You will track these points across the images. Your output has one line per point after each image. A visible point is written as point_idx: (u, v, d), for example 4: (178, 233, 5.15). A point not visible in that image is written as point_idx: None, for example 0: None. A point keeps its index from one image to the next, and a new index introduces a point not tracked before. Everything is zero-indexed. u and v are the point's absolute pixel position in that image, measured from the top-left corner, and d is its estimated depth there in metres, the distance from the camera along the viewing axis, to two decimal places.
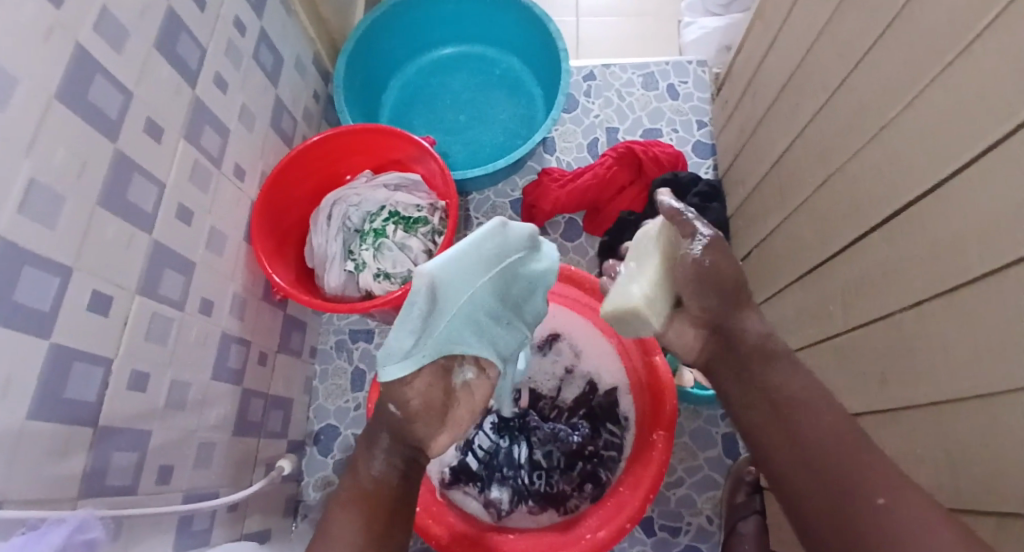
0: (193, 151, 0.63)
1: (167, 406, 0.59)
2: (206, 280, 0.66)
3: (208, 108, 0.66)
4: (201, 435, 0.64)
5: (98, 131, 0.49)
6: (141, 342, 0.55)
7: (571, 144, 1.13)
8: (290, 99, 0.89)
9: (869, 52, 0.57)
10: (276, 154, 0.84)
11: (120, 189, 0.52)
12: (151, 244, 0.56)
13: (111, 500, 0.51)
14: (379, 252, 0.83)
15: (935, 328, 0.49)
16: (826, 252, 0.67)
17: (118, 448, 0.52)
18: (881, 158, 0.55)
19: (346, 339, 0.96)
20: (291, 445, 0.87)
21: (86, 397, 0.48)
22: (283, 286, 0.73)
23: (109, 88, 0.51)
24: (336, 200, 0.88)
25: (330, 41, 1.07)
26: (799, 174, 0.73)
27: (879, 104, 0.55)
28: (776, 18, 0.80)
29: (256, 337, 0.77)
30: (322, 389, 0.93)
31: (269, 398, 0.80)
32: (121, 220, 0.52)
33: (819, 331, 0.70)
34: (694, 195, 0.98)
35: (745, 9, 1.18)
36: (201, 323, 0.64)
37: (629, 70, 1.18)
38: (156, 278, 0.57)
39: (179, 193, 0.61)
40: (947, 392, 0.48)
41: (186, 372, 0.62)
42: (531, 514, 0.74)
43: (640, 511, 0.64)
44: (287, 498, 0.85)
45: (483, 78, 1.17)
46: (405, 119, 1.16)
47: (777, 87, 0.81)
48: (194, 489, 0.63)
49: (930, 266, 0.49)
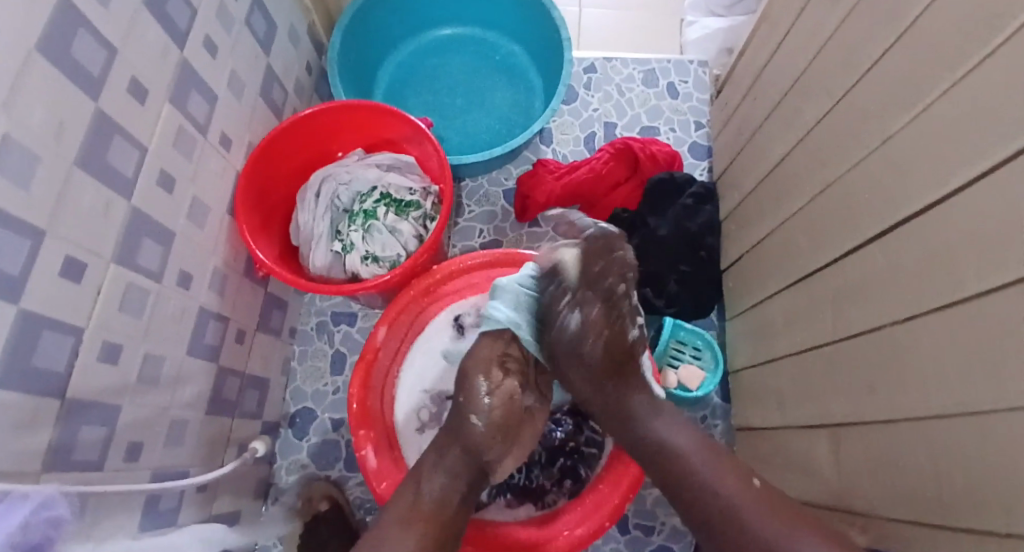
0: (179, 116, 0.60)
1: (139, 382, 0.56)
2: (186, 253, 0.63)
3: (196, 72, 0.63)
4: (173, 413, 0.62)
5: (79, 88, 0.46)
6: (116, 315, 0.52)
7: (567, 137, 1.12)
8: (282, 69, 0.86)
9: (878, 63, 0.56)
10: (265, 126, 0.81)
11: (99, 151, 0.49)
12: (129, 211, 0.53)
13: (76, 476, 0.48)
14: (368, 234, 0.81)
15: (925, 345, 0.49)
16: (819, 262, 0.67)
17: (86, 423, 0.49)
18: (882, 172, 0.55)
19: (328, 321, 0.94)
20: (265, 426, 0.85)
21: (56, 367, 0.45)
22: (266, 263, 0.70)
23: (93, 43, 0.48)
24: (326, 177, 0.85)
25: (326, 11, 1.03)
26: (796, 181, 0.73)
27: (885, 117, 0.55)
28: (783, 22, 0.80)
29: (235, 315, 0.74)
30: (300, 371, 0.91)
31: (245, 378, 0.78)
32: (99, 183, 0.49)
33: (807, 341, 0.70)
34: (688, 196, 0.98)
35: (748, 11, 1.14)
36: (178, 298, 0.62)
37: (630, 66, 1.16)
38: (133, 248, 0.54)
39: (161, 159, 0.58)
40: (936, 408, 0.48)
41: (159, 348, 0.59)
42: (509, 507, 0.72)
43: (619, 509, 0.65)
44: (258, 480, 0.83)
45: (482, 62, 1.15)
46: (400, 100, 1.13)
47: (779, 91, 0.80)
48: (163, 467, 0.61)
49: (926, 282, 0.49)
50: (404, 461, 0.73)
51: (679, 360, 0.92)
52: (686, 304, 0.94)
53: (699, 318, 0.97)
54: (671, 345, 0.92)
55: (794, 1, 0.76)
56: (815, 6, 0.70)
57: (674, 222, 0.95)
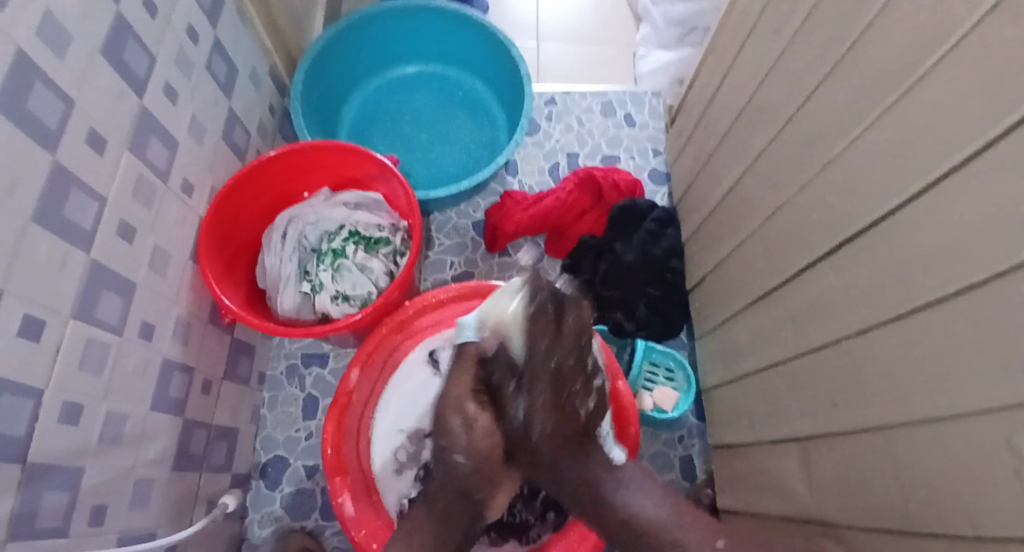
0: (139, 164, 0.59)
1: (101, 441, 0.53)
2: (148, 303, 0.61)
3: (156, 119, 0.62)
4: (138, 472, 0.59)
5: (35, 141, 0.45)
6: (75, 372, 0.50)
7: (532, 167, 1.14)
8: (244, 112, 0.86)
9: (816, 95, 0.61)
10: (227, 169, 0.80)
11: (56, 205, 0.47)
12: (88, 264, 0.52)
13: (36, 547, 0.45)
14: (338, 273, 0.80)
15: (881, 357, 0.52)
16: (778, 280, 0.70)
17: (47, 488, 0.46)
18: (829, 195, 0.59)
19: (298, 364, 0.92)
20: (235, 479, 0.81)
21: (14, 432, 0.43)
22: (232, 309, 0.68)
23: (49, 95, 0.47)
24: (291, 218, 0.84)
25: (287, 53, 1.04)
26: (750, 204, 0.77)
27: (825, 146, 0.59)
28: (728, 56, 0.85)
29: (200, 364, 0.72)
30: (270, 418, 0.88)
31: (213, 429, 0.75)
32: (57, 237, 0.48)
33: (772, 357, 0.73)
34: (652, 220, 1.01)
35: (697, 43, 1.22)
36: (140, 350, 0.59)
37: (588, 98, 1.21)
38: (92, 300, 0.52)
39: (120, 209, 0.56)
40: (898, 416, 0.50)
41: (122, 405, 0.57)
42: (493, 546, 0.71)
43: (606, 539, 0.64)
44: (229, 537, 0.79)
45: (445, 98, 1.17)
46: (364, 137, 1.14)
47: (728, 121, 0.84)
48: (128, 530, 0.58)
49: (876, 296, 0.52)
50: (388, 506, 0.70)
51: (653, 381, 0.95)
52: (658, 325, 0.96)
53: (669, 339, 0.99)
54: (643, 368, 0.95)
55: (736, 38, 0.81)
56: (755, 41, 0.75)
57: (641, 247, 0.98)
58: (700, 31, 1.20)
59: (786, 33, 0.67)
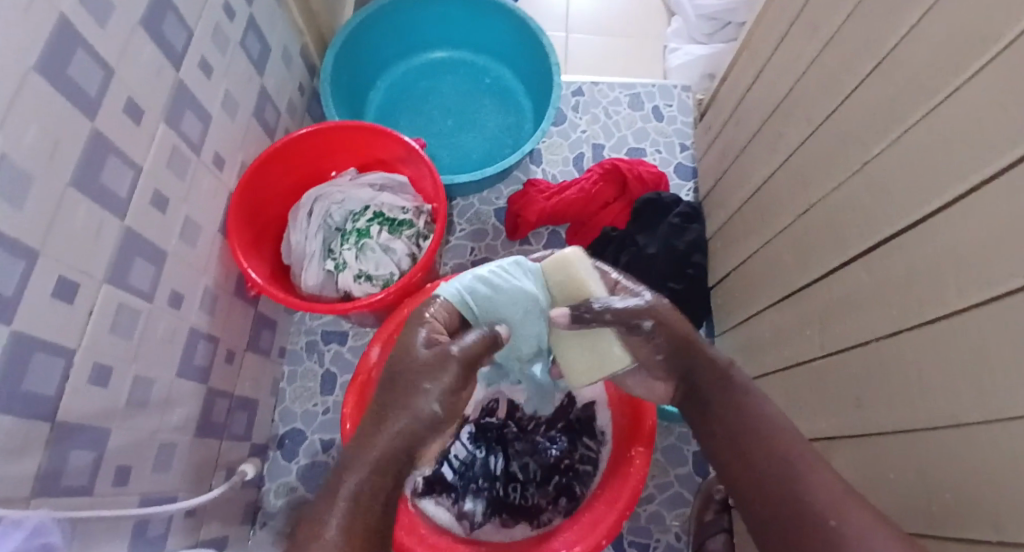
0: (173, 135, 0.60)
1: (129, 403, 0.55)
2: (178, 272, 0.62)
3: (191, 93, 0.63)
4: (162, 436, 0.61)
5: (76, 108, 0.46)
6: (106, 335, 0.51)
7: (557, 157, 1.14)
8: (275, 90, 0.87)
9: (855, 89, 0.59)
10: (257, 145, 0.81)
11: (93, 172, 0.48)
12: (123, 230, 0.53)
13: (64, 502, 0.47)
14: (361, 252, 0.81)
15: (910, 358, 0.51)
16: (805, 278, 0.69)
17: (75, 446, 0.48)
18: (863, 191, 0.57)
19: (318, 340, 0.93)
20: (253, 449, 0.83)
21: (45, 389, 0.44)
22: (258, 282, 0.69)
23: (90, 62, 0.48)
24: (318, 197, 0.85)
25: (319, 34, 1.05)
26: (779, 201, 0.76)
27: (860, 141, 0.58)
28: (764, 49, 0.83)
29: (225, 335, 0.73)
30: (289, 391, 0.90)
31: (234, 399, 0.76)
32: (93, 203, 0.49)
33: (796, 356, 0.72)
34: (676, 215, 1.00)
35: (729, 39, 1.20)
36: (169, 317, 0.61)
37: (616, 89, 1.20)
38: (125, 265, 0.53)
39: (155, 179, 0.57)
40: (925, 418, 0.49)
41: (150, 370, 0.58)
42: (504, 527, 0.72)
43: (616, 527, 0.64)
44: (246, 505, 0.81)
45: (473, 85, 1.17)
46: (391, 120, 1.15)
47: (761, 116, 0.83)
48: (150, 492, 0.59)
49: (908, 295, 0.51)
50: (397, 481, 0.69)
51: None
52: None
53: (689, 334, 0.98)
54: None
55: (773, 31, 0.80)
56: (793, 34, 0.73)
57: (664, 240, 0.97)
58: (733, 27, 1.19)
59: (826, 26, 0.65)
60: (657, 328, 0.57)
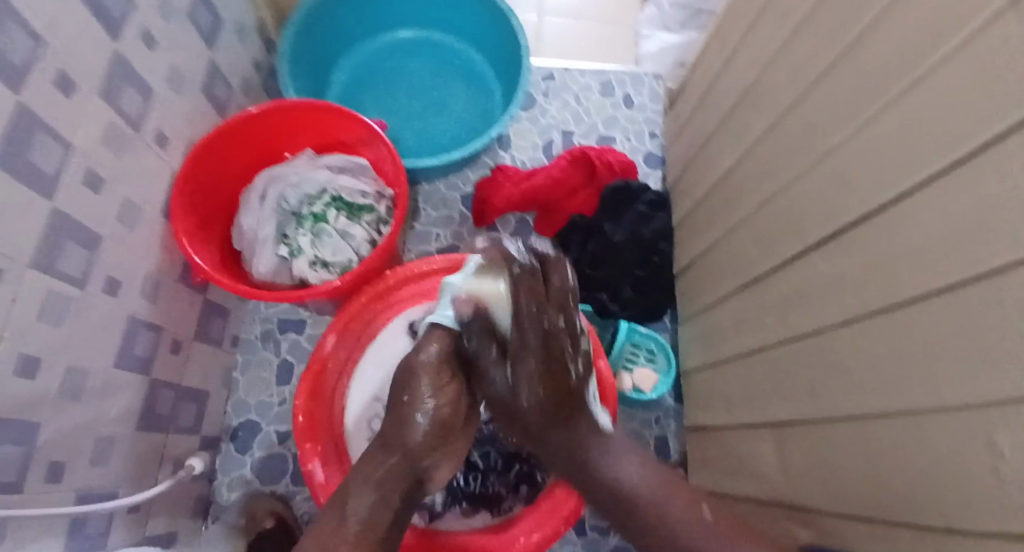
0: (110, 110, 0.56)
1: (61, 395, 0.52)
2: (115, 257, 0.59)
3: (131, 65, 0.59)
4: (99, 430, 0.58)
5: (1, 78, 0.43)
6: (34, 323, 0.48)
7: (525, 143, 1.12)
8: (227, 65, 0.82)
9: (820, 80, 0.59)
10: (206, 123, 0.77)
11: (19, 148, 0.45)
12: (51, 211, 0.49)
13: None
14: (318, 238, 0.78)
15: (864, 350, 0.51)
16: (765, 268, 0.69)
17: (3, 441, 0.45)
18: (825, 183, 0.57)
19: (274, 329, 0.90)
20: (204, 441, 0.80)
21: None
22: (204, 268, 0.66)
23: (18, 30, 0.44)
24: (272, 178, 0.82)
25: (277, 7, 0.99)
26: (744, 191, 0.76)
27: (824, 134, 0.58)
28: (733, 38, 0.82)
29: (170, 324, 0.69)
30: (243, 382, 0.87)
31: (181, 390, 0.73)
32: (18, 181, 0.45)
33: (753, 345, 0.72)
34: (642, 203, 0.99)
35: (700, 27, 1.19)
36: (105, 304, 0.57)
37: (587, 75, 1.18)
38: (55, 249, 0.50)
39: (88, 157, 0.54)
40: (876, 409, 0.50)
41: (84, 359, 0.55)
42: (464, 516, 0.71)
43: (575, 515, 0.65)
44: (196, 499, 0.78)
45: (440, 67, 1.14)
46: (354, 101, 1.11)
47: (729, 105, 0.82)
48: (87, 488, 0.56)
49: (864, 289, 0.51)
50: (349, 456, 0.71)
51: (634, 364, 0.94)
52: (644, 307, 0.96)
53: (653, 321, 0.98)
54: (626, 349, 0.94)
55: (743, 19, 0.79)
56: (762, 23, 0.72)
57: (629, 228, 0.97)
58: (706, 15, 1.18)
59: (794, 16, 0.64)
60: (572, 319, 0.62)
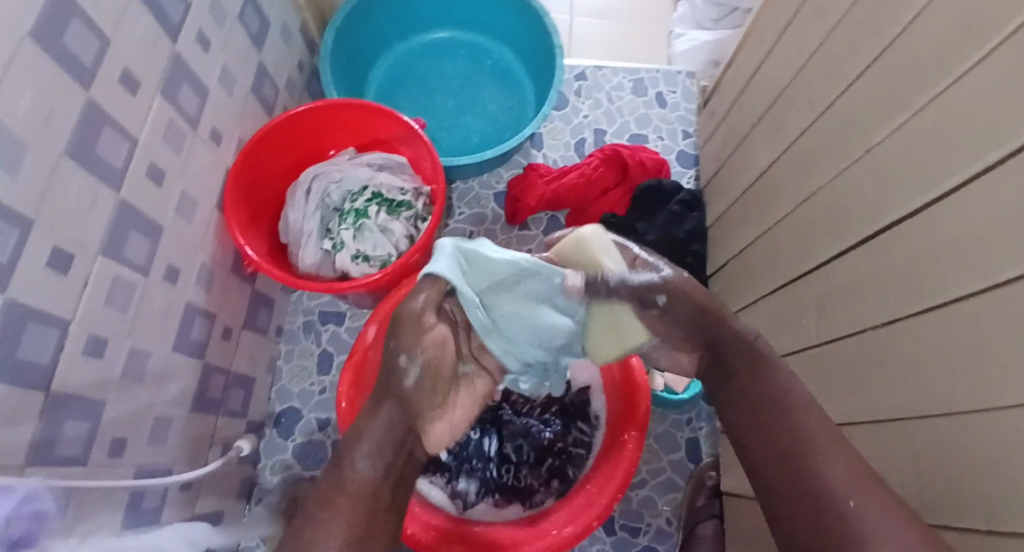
0: (169, 109, 0.60)
1: (124, 376, 0.55)
2: (174, 247, 0.62)
3: (187, 65, 0.62)
4: (157, 410, 0.61)
5: (71, 77, 0.46)
6: (102, 307, 0.51)
7: (558, 142, 1.13)
8: (274, 66, 0.86)
9: (860, 76, 0.58)
10: (255, 122, 0.81)
11: (87, 143, 0.48)
12: (118, 202, 0.52)
13: (59, 471, 0.47)
14: (359, 232, 0.80)
15: (906, 347, 0.50)
16: (803, 267, 0.69)
17: (70, 416, 0.48)
18: (865, 179, 0.57)
19: (315, 320, 0.93)
20: (250, 425, 0.83)
21: (41, 358, 0.45)
22: (255, 259, 0.69)
23: (86, 32, 0.47)
24: (316, 175, 0.85)
25: (319, 11, 1.03)
26: (781, 188, 0.75)
27: (864, 130, 0.57)
28: (770, 34, 0.81)
29: (222, 312, 0.73)
30: (287, 370, 0.90)
31: (231, 376, 0.77)
32: (87, 174, 0.48)
33: (792, 343, 0.72)
34: (677, 202, 0.99)
35: (736, 25, 1.17)
36: (165, 292, 0.61)
37: (619, 74, 1.18)
38: (121, 239, 0.53)
39: (150, 152, 0.57)
40: (917, 407, 0.49)
41: (146, 343, 0.58)
42: (497, 507, 0.73)
43: (607, 511, 0.65)
44: (242, 481, 0.82)
45: (473, 67, 1.16)
46: (391, 100, 1.14)
47: (765, 104, 0.82)
48: (146, 464, 0.60)
49: (904, 285, 0.51)
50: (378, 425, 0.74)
51: None
52: None
53: None
54: None
55: (779, 16, 0.78)
56: (800, 18, 0.72)
57: (662, 228, 0.96)
58: (740, 12, 1.16)
59: (832, 12, 0.64)
60: (673, 305, 0.57)
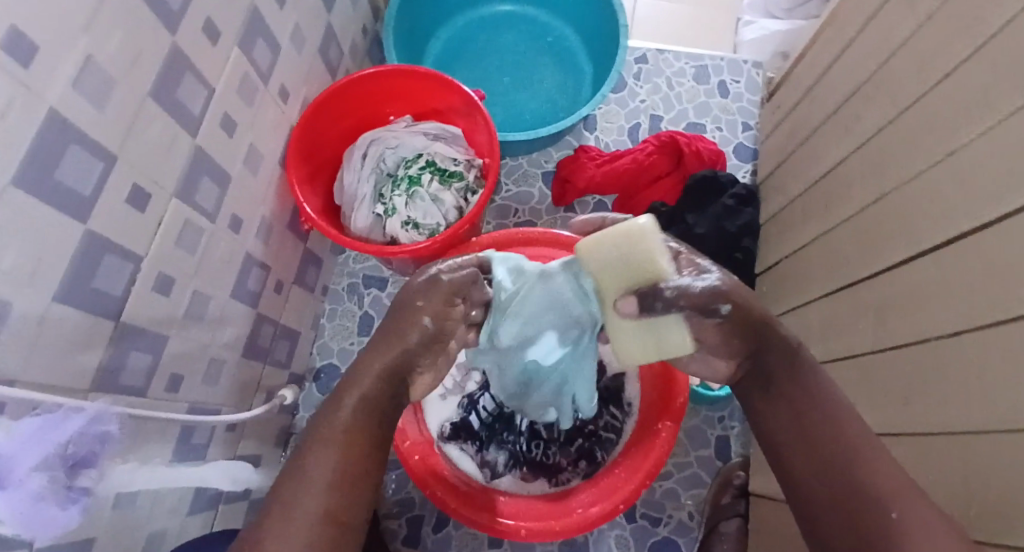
0: (244, 62, 0.61)
1: (185, 316, 0.58)
2: (238, 198, 0.64)
3: (263, 20, 0.64)
4: (212, 352, 0.64)
5: (159, 21, 0.47)
6: (170, 248, 0.54)
7: (612, 125, 1.11)
8: (340, 29, 0.87)
9: (950, 74, 0.55)
10: (320, 83, 0.82)
11: (168, 88, 0.50)
12: (192, 148, 0.54)
13: (122, 398, 0.50)
14: (411, 200, 0.81)
15: (971, 362, 0.48)
16: (865, 272, 0.66)
17: (135, 348, 0.51)
18: (944, 184, 0.54)
19: (359, 283, 0.95)
20: (292, 377, 0.87)
21: (113, 290, 0.47)
22: (312, 216, 0.71)
23: None
24: (373, 140, 0.86)
25: None
26: (848, 188, 0.72)
27: (949, 132, 0.54)
28: (853, 24, 0.77)
29: (275, 266, 0.76)
30: (329, 328, 0.93)
31: (279, 327, 0.80)
32: (167, 118, 0.50)
33: (844, 348, 0.70)
34: (730, 196, 0.96)
35: (808, 16, 1.14)
36: (227, 240, 0.63)
37: (682, 60, 1.15)
38: (192, 184, 0.55)
39: (224, 103, 0.59)
40: (977, 425, 0.47)
41: (207, 287, 0.61)
42: (523, 481, 0.74)
43: (635, 495, 0.65)
44: (281, 429, 0.85)
45: (533, 43, 1.14)
46: (449, 72, 1.14)
47: (840, 99, 0.78)
48: (198, 402, 0.63)
49: (976, 298, 0.48)
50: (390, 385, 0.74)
51: None
52: None
53: None
54: None
55: (866, 6, 0.74)
56: (889, 9, 0.68)
57: (714, 221, 0.94)
58: (816, 3, 1.13)
59: (926, 4, 0.60)
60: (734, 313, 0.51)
